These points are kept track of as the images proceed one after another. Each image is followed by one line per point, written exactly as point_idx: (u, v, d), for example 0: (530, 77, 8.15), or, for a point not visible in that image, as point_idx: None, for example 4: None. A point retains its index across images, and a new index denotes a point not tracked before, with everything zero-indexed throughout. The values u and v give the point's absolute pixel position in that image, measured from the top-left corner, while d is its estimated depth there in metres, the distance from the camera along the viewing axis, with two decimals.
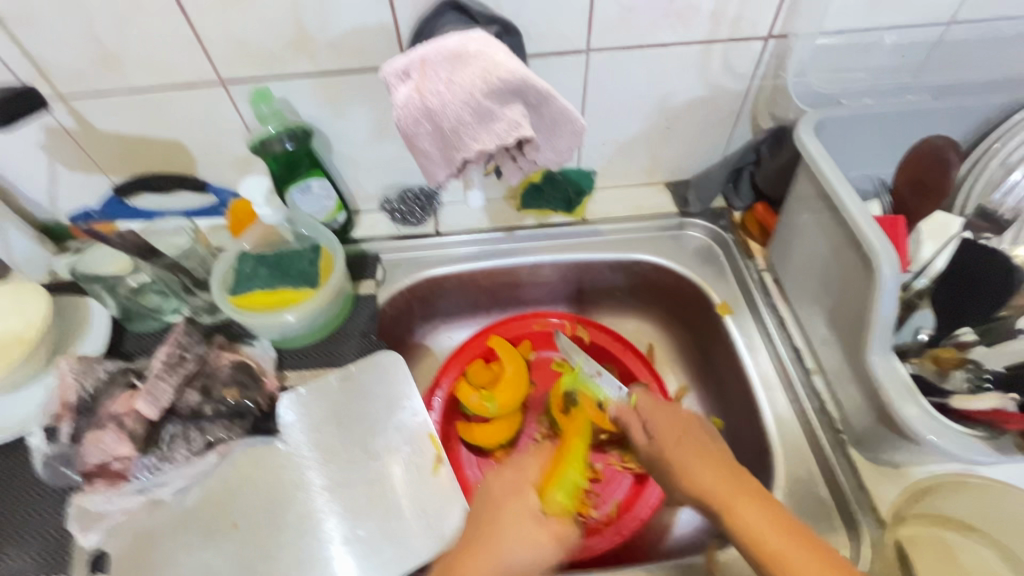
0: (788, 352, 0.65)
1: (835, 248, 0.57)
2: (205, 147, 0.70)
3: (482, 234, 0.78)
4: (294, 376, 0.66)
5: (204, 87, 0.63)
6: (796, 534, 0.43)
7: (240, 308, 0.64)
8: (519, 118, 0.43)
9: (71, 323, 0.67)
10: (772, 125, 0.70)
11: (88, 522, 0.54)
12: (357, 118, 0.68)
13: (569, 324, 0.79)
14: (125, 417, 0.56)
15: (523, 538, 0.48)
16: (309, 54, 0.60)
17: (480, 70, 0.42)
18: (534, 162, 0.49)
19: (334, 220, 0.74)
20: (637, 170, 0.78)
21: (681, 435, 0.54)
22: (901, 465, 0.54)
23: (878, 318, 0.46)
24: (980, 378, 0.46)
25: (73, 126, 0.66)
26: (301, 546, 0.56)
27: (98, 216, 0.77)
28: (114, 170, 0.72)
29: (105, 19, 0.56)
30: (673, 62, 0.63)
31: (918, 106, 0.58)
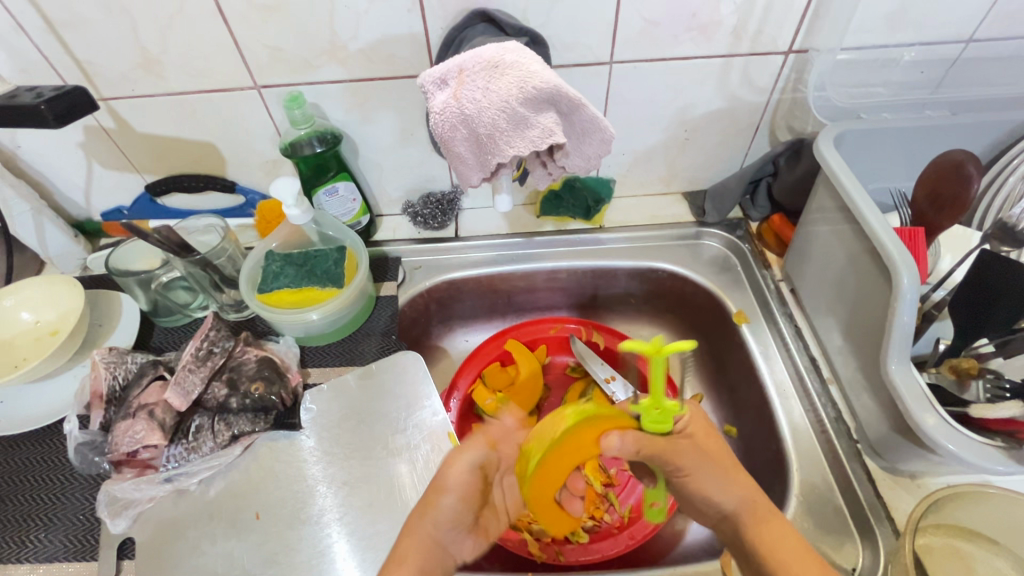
0: (804, 362, 0.65)
1: (852, 259, 0.57)
2: (236, 148, 0.72)
3: (501, 239, 0.80)
4: (316, 372, 0.68)
5: (239, 91, 0.65)
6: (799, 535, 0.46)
7: (267, 304, 0.66)
8: (553, 125, 0.45)
9: (103, 316, 0.70)
10: (789, 138, 0.72)
11: (117, 509, 0.56)
12: (384, 124, 0.70)
13: (584, 329, 0.80)
14: (155, 408, 0.58)
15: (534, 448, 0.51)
16: (341, 62, 0.63)
17: (517, 79, 0.43)
18: (562, 167, 0.51)
19: (357, 223, 0.76)
20: (655, 180, 0.79)
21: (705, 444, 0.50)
22: (918, 476, 0.54)
23: (897, 327, 0.47)
24: (999, 386, 0.46)
25: (112, 126, 0.68)
26: (320, 539, 0.57)
27: (130, 213, 0.79)
28: (147, 170, 0.75)
29: (149, 25, 0.58)
30: (694, 74, 0.65)
31: (936, 121, 0.59)
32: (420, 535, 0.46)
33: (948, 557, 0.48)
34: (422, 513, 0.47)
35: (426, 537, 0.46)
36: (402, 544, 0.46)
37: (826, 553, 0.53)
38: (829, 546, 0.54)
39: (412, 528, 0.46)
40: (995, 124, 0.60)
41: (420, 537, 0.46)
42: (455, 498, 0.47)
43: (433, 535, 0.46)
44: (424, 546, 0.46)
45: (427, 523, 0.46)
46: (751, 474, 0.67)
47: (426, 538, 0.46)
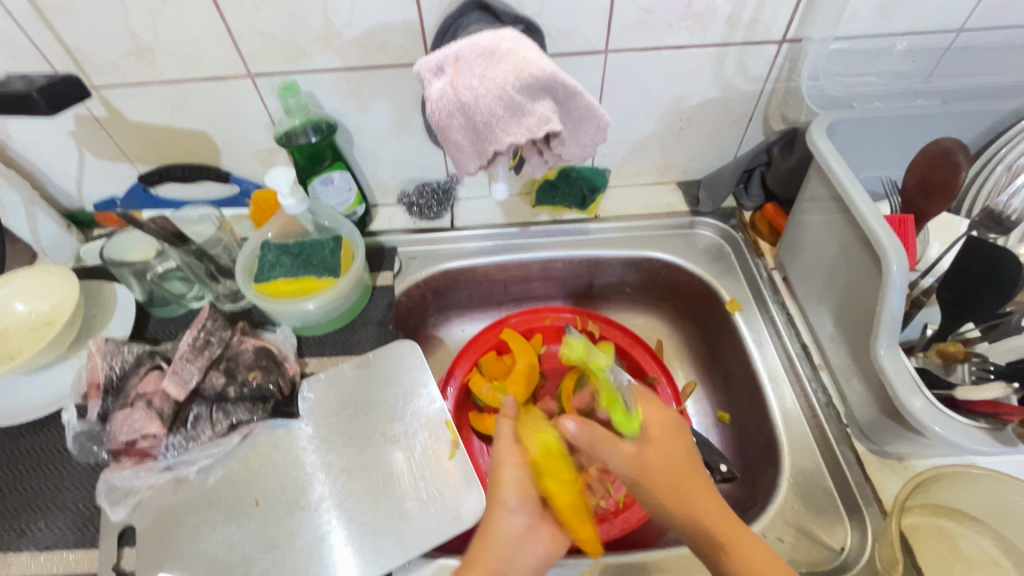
0: (796, 349, 0.66)
1: (844, 247, 0.58)
2: (231, 138, 0.72)
3: (497, 229, 0.80)
4: (314, 362, 0.68)
5: (232, 79, 0.65)
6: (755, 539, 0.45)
7: (263, 294, 0.66)
8: (549, 113, 0.45)
9: (98, 306, 0.69)
10: (783, 127, 0.72)
11: (117, 497, 0.56)
12: (379, 113, 0.69)
13: (580, 319, 0.81)
14: (153, 397, 0.59)
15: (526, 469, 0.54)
16: (335, 50, 0.62)
17: (512, 67, 0.44)
18: (559, 155, 0.51)
19: (353, 212, 0.76)
20: (650, 169, 0.80)
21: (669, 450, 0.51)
22: (904, 458, 0.55)
23: (885, 312, 0.48)
24: (984, 369, 0.47)
25: (103, 115, 0.68)
26: (320, 524, 0.58)
27: (124, 204, 0.79)
28: (140, 159, 0.74)
29: (141, 12, 0.58)
30: (689, 63, 0.65)
31: (927, 110, 0.59)
32: (500, 536, 0.50)
33: (932, 536, 0.49)
34: (494, 514, 0.52)
35: (504, 537, 0.50)
36: (484, 539, 0.50)
37: (816, 534, 0.55)
38: (819, 527, 0.55)
39: (490, 529, 0.51)
40: (984, 113, 0.60)
41: (500, 535, 0.50)
42: (513, 496, 0.52)
43: (511, 533, 0.51)
44: (502, 543, 0.50)
45: (505, 521, 0.51)
46: (742, 458, 0.68)
47: (503, 535, 0.50)
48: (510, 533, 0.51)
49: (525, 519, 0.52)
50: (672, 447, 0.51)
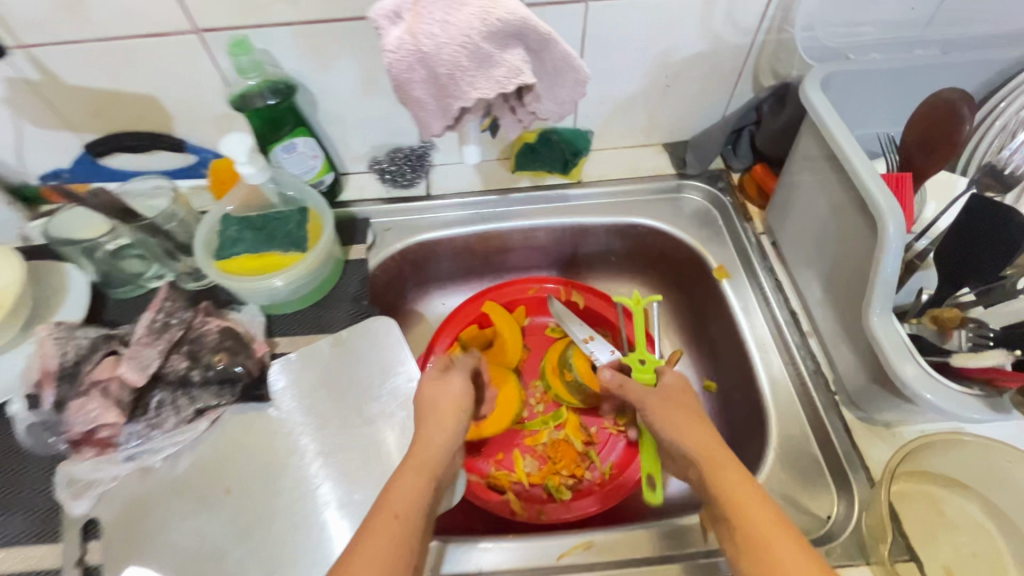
0: (785, 317, 0.64)
1: (837, 209, 0.56)
2: (182, 102, 0.66)
3: (475, 198, 0.76)
4: (284, 342, 0.65)
5: (177, 35, 0.59)
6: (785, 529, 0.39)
7: (225, 272, 0.61)
8: (520, 63, 0.41)
9: (49, 288, 0.64)
10: (774, 83, 0.68)
11: (79, 490, 0.53)
12: (343, 72, 0.64)
13: (563, 288, 0.79)
14: (110, 384, 0.55)
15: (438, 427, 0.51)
16: (289, 1, 0.56)
17: (478, 10, 0.39)
18: (533, 114, 0.47)
19: (321, 181, 0.71)
20: (635, 131, 0.76)
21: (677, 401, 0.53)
22: (892, 425, 0.55)
23: (880, 276, 0.45)
24: (982, 334, 0.45)
25: (37, 79, 0.61)
26: (298, 508, 0.56)
27: (71, 176, 0.73)
28: (84, 127, 0.68)
29: None
30: (676, 13, 0.60)
31: (926, 62, 0.56)
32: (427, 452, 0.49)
33: (918, 502, 0.49)
34: (422, 432, 0.52)
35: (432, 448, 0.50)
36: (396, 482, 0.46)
37: (798, 499, 0.54)
38: (806, 497, 0.54)
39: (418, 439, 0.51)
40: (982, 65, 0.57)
41: (426, 456, 0.49)
42: (443, 426, 0.52)
43: (439, 448, 0.50)
44: (425, 456, 0.49)
45: (433, 437, 0.50)
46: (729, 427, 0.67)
47: (431, 456, 0.49)
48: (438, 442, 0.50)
49: (449, 447, 0.50)
50: (684, 392, 0.55)
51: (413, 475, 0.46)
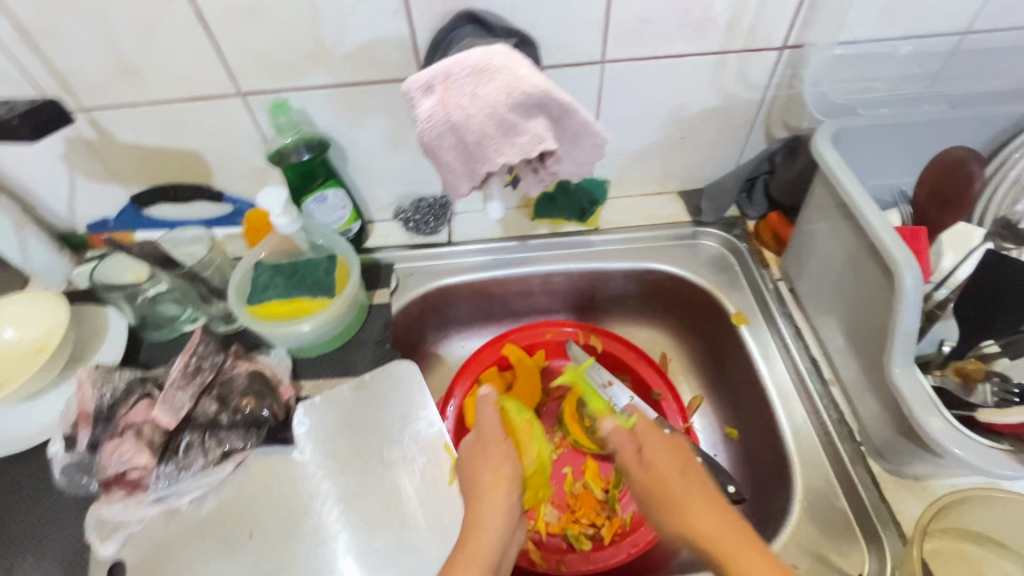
0: (806, 364, 0.64)
1: (852, 256, 0.56)
2: (222, 158, 0.70)
3: (497, 243, 0.78)
4: (309, 385, 0.67)
5: (222, 98, 0.63)
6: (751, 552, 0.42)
7: (256, 317, 0.64)
8: (541, 131, 0.47)
9: (90, 330, 0.68)
10: (786, 135, 0.71)
11: (106, 531, 0.55)
12: (373, 129, 0.68)
13: (582, 334, 0.77)
14: (143, 427, 0.57)
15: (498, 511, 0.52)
16: (327, 67, 0.61)
17: (504, 85, 0.45)
18: (554, 173, 0.52)
19: (348, 229, 0.74)
20: (651, 180, 0.78)
21: (683, 467, 0.51)
22: (922, 478, 0.54)
23: (900, 329, 0.47)
24: (1007, 391, 0.47)
25: (93, 137, 0.66)
26: (317, 556, 0.56)
27: (115, 225, 0.76)
28: (131, 180, 0.72)
29: (128, 33, 0.56)
30: (689, 72, 0.63)
31: (931, 116, 0.58)
32: (484, 538, 0.50)
33: (955, 562, 0.48)
34: (479, 504, 0.53)
35: (490, 534, 0.51)
36: (466, 549, 0.50)
37: (831, 559, 0.54)
38: (834, 551, 0.54)
39: (475, 519, 0.52)
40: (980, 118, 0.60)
41: (486, 544, 0.50)
42: (497, 503, 0.52)
43: (491, 537, 0.50)
44: (482, 533, 0.51)
45: (489, 520, 0.51)
46: (753, 477, 0.66)
47: (490, 546, 0.50)
48: (494, 524, 0.51)
49: (503, 533, 0.51)
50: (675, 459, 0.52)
51: (472, 563, 0.48)
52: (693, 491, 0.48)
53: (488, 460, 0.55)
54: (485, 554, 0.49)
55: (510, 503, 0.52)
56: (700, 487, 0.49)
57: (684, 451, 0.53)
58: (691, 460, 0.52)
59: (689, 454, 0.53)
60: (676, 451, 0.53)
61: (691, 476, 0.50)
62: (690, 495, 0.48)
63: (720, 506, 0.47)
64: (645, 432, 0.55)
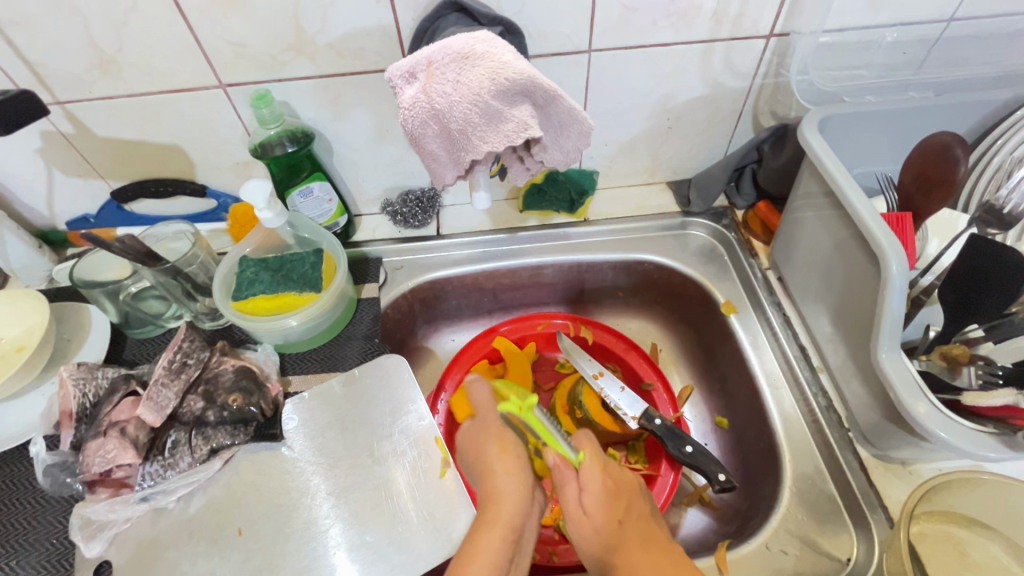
0: (794, 352, 0.65)
1: (839, 244, 0.56)
2: (205, 151, 0.69)
3: (486, 236, 0.77)
4: (297, 381, 0.66)
5: (203, 90, 0.62)
6: None
7: (242, 313, 0.63)
8: (527, 118, 0.46)
9: (72, 328, 0.67)
10: (773, 124, 0.71)
11: (92, 532, 0.54)
12: (359, 121, 0.67)
13: (572, 325, 0.76)
14: (127, 425, 0.57)
15: (513, 472, 0.51)
16: (309, 58, 0.60)
17: (487, 71, 0.44)
18: (540, 161, 0.52)
19: (335, 224, 0.73)
20: (640, 170, 0.78)
21: (624, 516, 0.49)
22: (910, 463, 0.55)
23: (886, 314, 0.47)
24: (992, 373, 0.46)
25: (70, 131, 0.64)
26: (308, 552, 0.56)
27: (97, 221, 0.75)
28: (112, 175, 0.70)
29: (103, 23, 0.55)
30: (677, 61, 0.63)
31: (916, 103, 0.59)
32: (506, 506, 0.49)
33: (942, 544, 0.49)
34: (492, 474, 0.51)
35: (508, 499, 0.49)
36: (488, 514, 0.48)
37: (820, 544, 0.54)
38: (823, 536, 0.55)
39: (491, 487, 0.50)
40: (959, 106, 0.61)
41: (505, 509, 0.48)
42: (509, 468, 0.52)
43: (517, 504, 0.49)
44: (499, 498, 0.49)
45: (506, 485, 0.50)
46: (743, 465, 0.67)
47: (511, 509, 0.48)
48: (511, 490, 0.50)
49: (525, 493, 0.50)
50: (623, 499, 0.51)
51: (492, 529, 0.46)
52: (639, 540, 0.47)
53: (491, 435, 0.55)
54: (507, 514, 0.48)
55: (525, 465, 0.52)
56: (646, 538, 0.47)
57: (634, 493, 0.53)
58: (640, 505, 0.51)
59: (635, 500, 0.52)
60: (615, 497, 0.51)
61: (629, 526, 0.48)
62: (633, 547, 0.46)
63: (663, 548, 0.46)
64: (591, 476, 0.52)
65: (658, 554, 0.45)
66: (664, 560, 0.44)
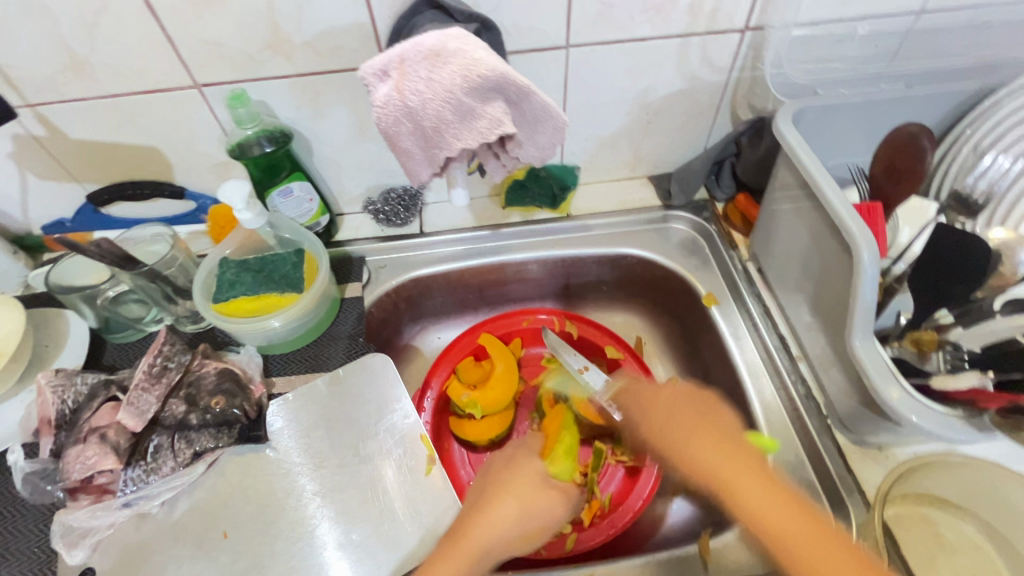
0: (774, 341, 0.66)
1: (813, 233, 0.57)
2: (182, 153, 0.68)
3: (469, 233, 0.77)
4: (281, 382, 0.66)
5: (178, 91, 0.61)
6: (766, 483, 0.42)
7: (223, 314, 0.62)
8: (501, 115, 0.46)
9: (49, 333, 0.66)
10: (751, 116, 0.71)
11: (74, 539, 0.54)
12: (337, 120, 0.67)
13: (557, 320, 0.77)
14: (108, 430, 0.56)
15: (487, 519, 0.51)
16: (285, 56, 0.59)
17: (461, 68, 0.44)
18: (516, 157, 0.53)
19: (317, 223, 0.73)
20: (621, 165, 0.78)
21: (676, 413, 0.51)
22: (886, 448, 0.55)
23: (859, 302, 0.48)
24: (959, 357, 0.48)
25: (43, 135, 0.63)
26: (294, 553, 0.56)
27: (73, 225, 0.74)
28: (87, 178, 0.69)
29: (74, 24, 0.54)
30: (653, 55, 0.63)
31: (886, 94, 0.60)
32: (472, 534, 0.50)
33: (912, 521, 0.52)
34: (482, 518, 0.51)
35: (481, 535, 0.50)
36: (454, 546, 0.50)
37: None
38: None
39: (464, 533, 0.51)
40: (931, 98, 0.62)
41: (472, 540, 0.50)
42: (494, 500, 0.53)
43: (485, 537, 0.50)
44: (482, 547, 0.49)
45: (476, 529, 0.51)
46: None
47: (476, 543, 0.50)
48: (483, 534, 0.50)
49: (493, 529, 0.50)
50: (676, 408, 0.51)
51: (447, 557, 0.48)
52: (690, 432, 0.47)
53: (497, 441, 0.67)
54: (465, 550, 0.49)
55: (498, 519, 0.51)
56: (701, 425, 0.48)
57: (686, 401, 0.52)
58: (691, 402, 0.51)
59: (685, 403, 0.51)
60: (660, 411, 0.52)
61: (680, 423, 0.49)
62: (677, 442, 0.48)
63: (727, 441, 0.46)
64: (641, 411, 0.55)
65: (718, 447, 0.45)
66: (719, 445, 0.45)
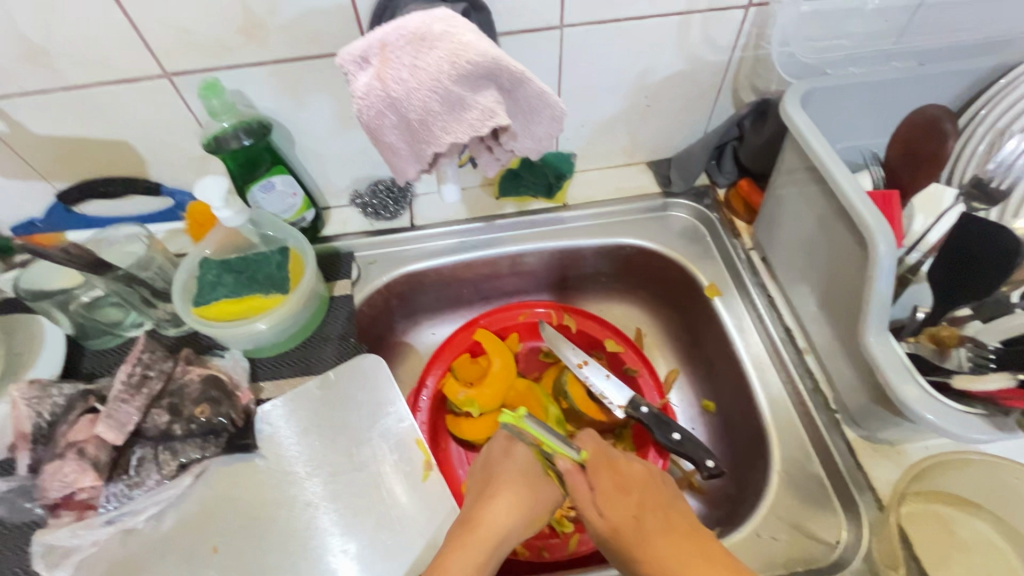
0: (780, 334, 0.64)
1: (822, 221, 0.55)
2: (155, 147, 0.64)
3: (462, 225, 0.74)
4: (269, 387, 0.63)
5: (146, 81, 0.57)
6: None
7: (205, 319, 0.59)
8: (493, 104, 0.43)
9: (24, 341, 0.63)
10: (754, 98, 0.68)
11: (56, 559, 0.52)
12: (319, 109, 0.63)
13: (555, 313, 0.74)
14: (86, 445, 0.53)
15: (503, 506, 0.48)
16: (260, 42, 0.55)
17: (447, 53, 0.41)
18: (510, 150, 0.49)
19: (301, 218, 0.69)
20: (618, 151, 0.75)
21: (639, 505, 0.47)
22: (897, 443, 0.54)
23: (875, 296, 0.46)
24: (983, 356, 0.46)
25: (4, 131, 0.59)
26: (288, 565, 0.54)
27: (44, 225, 0.70)
28: (55, 176, 0.65)
29: (28, 10, 0.50)
30: (652, 35, 0.60)
31: (898, 74, 0.57)
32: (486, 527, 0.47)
33: (928, 522, 0.49)
34: (486, 513, 0.47)
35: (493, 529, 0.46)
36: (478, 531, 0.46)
37: (810, 529, 0.54)
38: (812, 521, 0.54)
39: (477, 521, 0.47)
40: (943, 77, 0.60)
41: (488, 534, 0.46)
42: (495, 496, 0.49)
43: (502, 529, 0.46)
44: (499, 538, 0.46)
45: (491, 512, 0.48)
46: (731, 450, 0.66)
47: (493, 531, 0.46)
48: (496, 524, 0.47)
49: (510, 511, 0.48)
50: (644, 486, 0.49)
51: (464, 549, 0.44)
52: (658, 528, 0.44)
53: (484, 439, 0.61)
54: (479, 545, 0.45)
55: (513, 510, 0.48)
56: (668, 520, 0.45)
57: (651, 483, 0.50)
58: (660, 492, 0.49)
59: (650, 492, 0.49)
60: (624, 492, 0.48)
61: (646, 518, 0.45)
62: (651, 539, 0.43)
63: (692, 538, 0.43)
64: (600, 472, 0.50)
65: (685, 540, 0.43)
66: (693, 545, 0.42)
